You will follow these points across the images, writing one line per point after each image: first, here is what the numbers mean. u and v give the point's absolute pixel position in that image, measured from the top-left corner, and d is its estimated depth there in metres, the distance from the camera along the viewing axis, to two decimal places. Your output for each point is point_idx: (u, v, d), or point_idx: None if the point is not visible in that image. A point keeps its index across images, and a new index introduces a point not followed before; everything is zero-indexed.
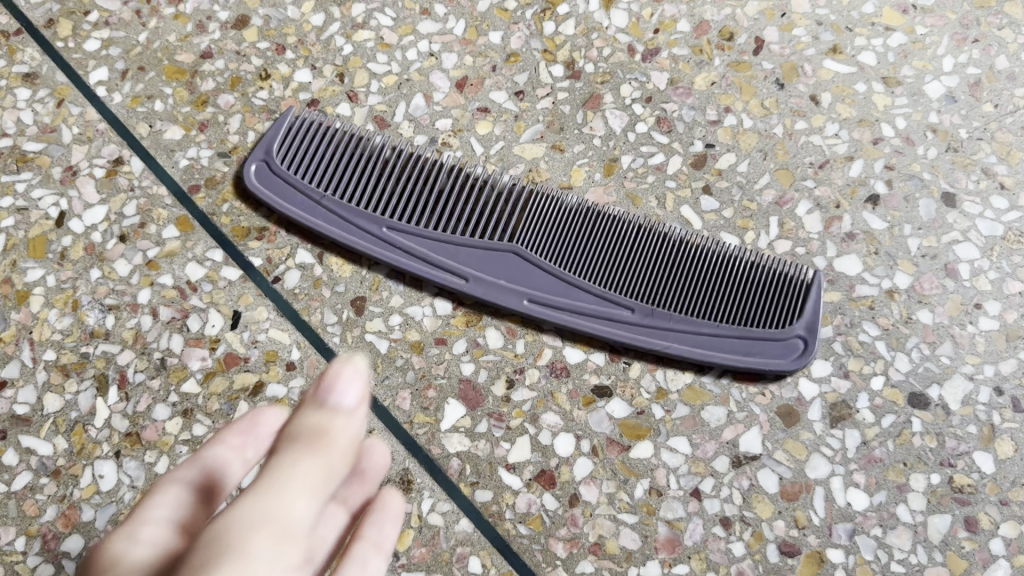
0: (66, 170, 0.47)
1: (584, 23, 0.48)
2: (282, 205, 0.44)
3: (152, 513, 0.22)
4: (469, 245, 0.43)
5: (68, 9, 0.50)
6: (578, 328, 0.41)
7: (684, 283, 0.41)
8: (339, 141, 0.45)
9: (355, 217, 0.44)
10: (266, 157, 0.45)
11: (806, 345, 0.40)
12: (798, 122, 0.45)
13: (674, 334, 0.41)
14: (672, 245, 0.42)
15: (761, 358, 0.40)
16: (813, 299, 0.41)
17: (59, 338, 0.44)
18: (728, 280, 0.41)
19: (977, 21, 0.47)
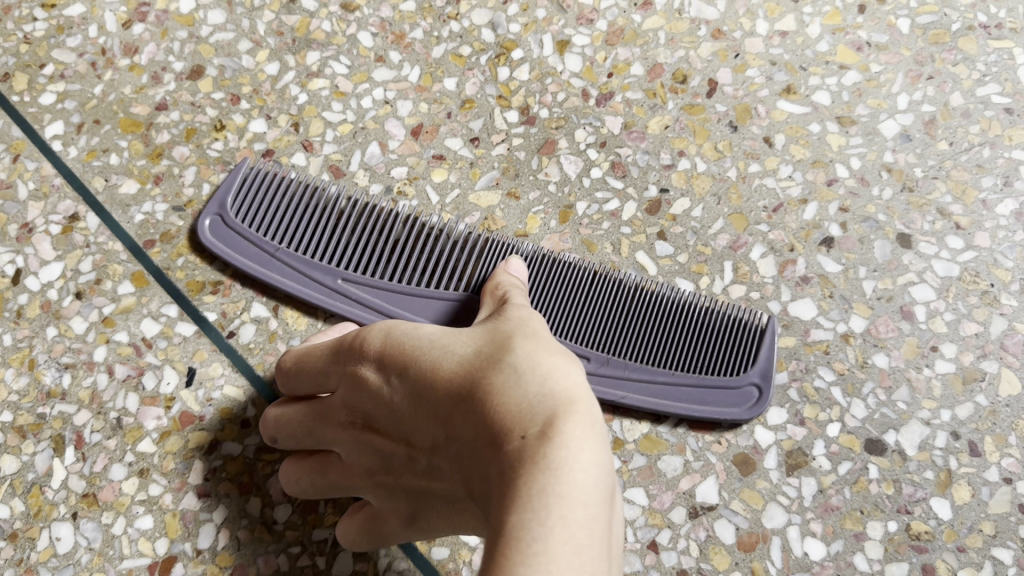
0: (22, 227, 0.46)
1: (538, 68, 0.48)
2: (238, 258, 0.44)
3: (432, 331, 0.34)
4: (420, 295, 0.42)
5: (24, 63, 0.50)
6: None
7: (642, 330, 0.41)
8: (293, 191, 0.45)
9: (309, 269, 0.43)
10: (220, 210, 0.45)
11: (761, 394, 0.40)
12: (751, 165, 0.45)
13: (631, 381, 0.40)
14: (628, 292, 0.42)
15: (715, 407, 0.40)
16: (767, 345, 0.41)
17: (16, 398, 0.43)
18: (686, 326, 0.41)
19: (931, 58, 0.47)
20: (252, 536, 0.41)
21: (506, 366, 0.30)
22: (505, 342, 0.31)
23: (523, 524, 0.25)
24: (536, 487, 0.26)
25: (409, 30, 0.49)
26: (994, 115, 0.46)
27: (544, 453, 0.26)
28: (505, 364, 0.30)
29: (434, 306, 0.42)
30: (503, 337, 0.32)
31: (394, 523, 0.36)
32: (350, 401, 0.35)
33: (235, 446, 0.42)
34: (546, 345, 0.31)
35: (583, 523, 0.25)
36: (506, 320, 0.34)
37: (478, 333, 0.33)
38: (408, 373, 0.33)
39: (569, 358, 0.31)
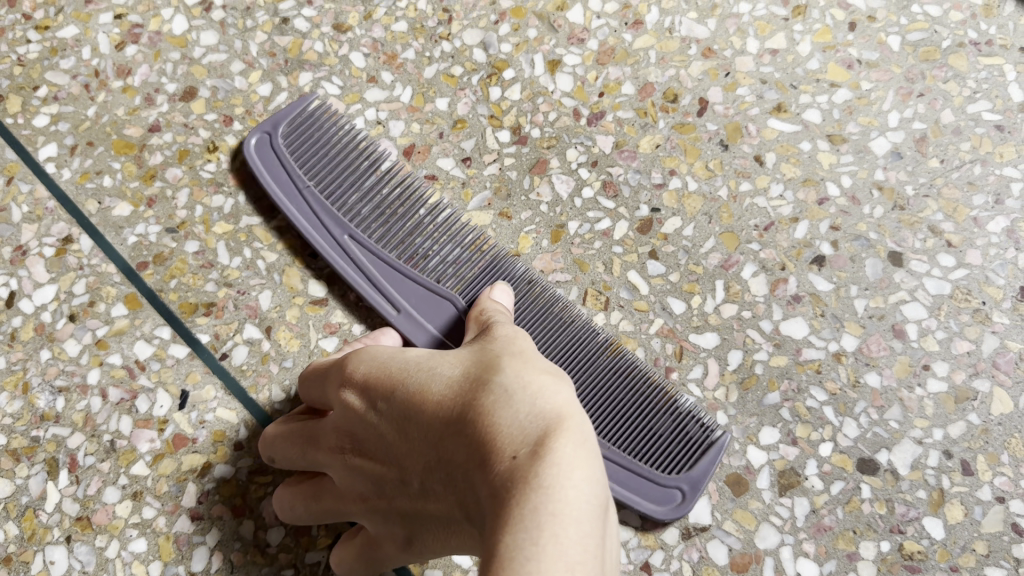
0: (16, 250, 0.47)
1: (530, 88, 0.48)
2: (268, 180, 0.43)
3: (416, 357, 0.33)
4: (416, 279, 0.41)
5: (17, 85, 0.50)
6: None
7: (599, 392, 0.39)
8: (343, 145, 0.44)
9: (325, 215, 0.42)
10: (271, 128, 0.44)
11: (684, 499, 0.38)
12: (742, 183, 0.45)
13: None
14: (587, 358, 0.40)
15: (636, 495, 0.38)
16: (708, 459, 0.39)
17: (10, 422, 0.43)
18: (644, 406, 0.39)
19: (922, 75, 0.47)
20: (245, 559, 0.41)
21: (495, 388, 0.29)
22: (493, 364, 0.30)
23: (516, 544, 0.24)
24: (528, 506, 0.24)
25: (401, 51, 0.49)
26: (985, 132, 0.46)
27: (534, 471, 0.25)
28: (491, 383, 0.29)
29: (422, 297, 0.41)
30: (490, 360, 0.31)
31: (392, 547, 0.36)
32: (341, 425, 0.35)
33: (228, 469, 0.43)
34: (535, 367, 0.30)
35: (577, 540, 0.24)
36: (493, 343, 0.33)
37: (463, 356, 0.32)
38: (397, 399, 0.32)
39: (559, 377, 0.30)
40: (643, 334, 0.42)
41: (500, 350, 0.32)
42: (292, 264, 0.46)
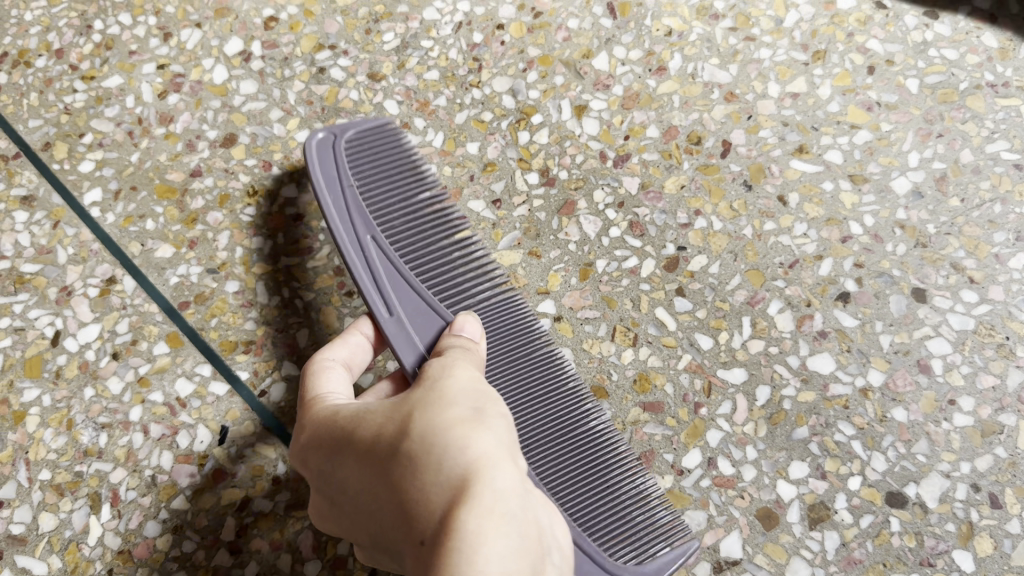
0: (61, 290, 0.48)
1: (557, 132, 0.49)
2: (319, 167, 0.44)
3: (348, 415, 0.34)
4: (418, 291, 0.41)
5: (64, 133, 0.52)
6: None
7: (571, 454, 0.39)
8: (401, 173, 0.46)
9: (358, 212, 0.43)
10: (338, 131, 0.46)
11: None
12: (766, 223, 0.46)
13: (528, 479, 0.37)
14: (568, 412, 0.40)
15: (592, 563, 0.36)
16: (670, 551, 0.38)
17: (54, 457, 0.45)
18: (615, 470, 0.39)
19: (940, 116, 0.48)
20: None
21: (405, 451, 0.29)
22: (411, 418, 0.31)
23: None
24: None
25: (434, 98, 0.51)
26: (1004, 171, 0.47)
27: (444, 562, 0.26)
28: (403, 449, 0.29)
29: (419, 311, 0.40)
30: (406, 412, 0.31)
31: None
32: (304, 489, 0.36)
33: (266, 503, 0.43)
34: (454, 419, 0.30)
35: None
36: (421, 388, 0.33)
37: (385, 410, 0.32)
38: (336, 466, 0.32)
39: (473, 427, 0.30)
40: (671, 369, 0.43)
41: (420, 395, 0.32)
42: (329, 303, 0.47)
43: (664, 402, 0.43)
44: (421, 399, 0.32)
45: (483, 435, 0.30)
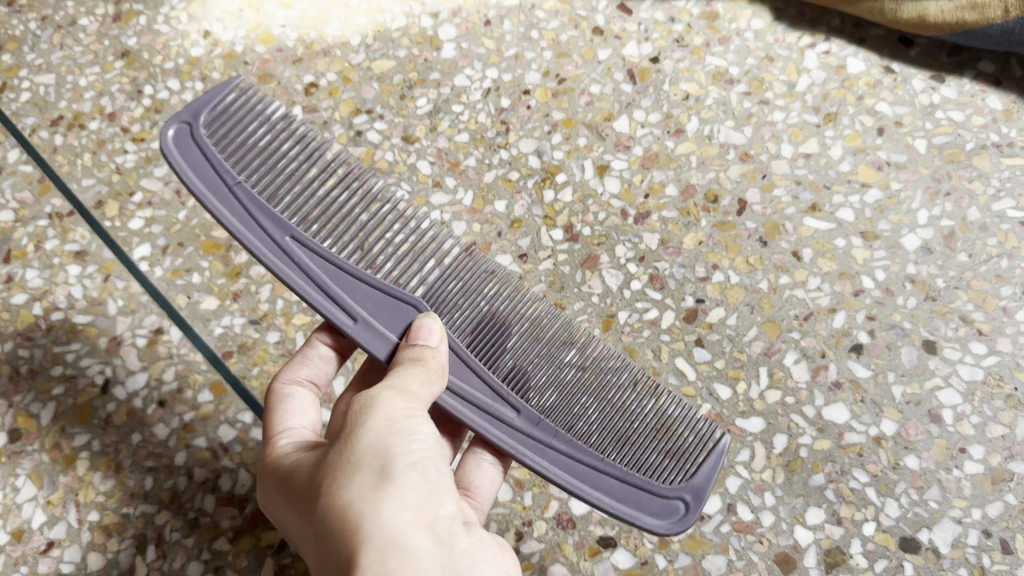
0: (111, 340, 0.51)
1: (580, 190, 0.52)
2: (189, 176, 0.45)
3: (295, 461, 0.39)
4: (367, 283, 0.44)
5: (115, 191, 0.56)
6: (460, 415, 0.42)
7: (592, 410, 0.44)
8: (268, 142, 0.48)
9: (263, 215, 0.44)
10: (192, 119, 0.46)
11: (686, 508, 0.41)
12: (782, 277, 0.48)
13: (553, 451, 0.42)
14: (577, 374, 0.45)
15: (635, 507, 0.41)
16: (708, 463, 0.42)
17: (103, 499, 0.47)
18: (631, 418, 0.44)
19: (948, 175, 0.50)
20: None
21: (321, 529, 0.36)
22: (329, 491, 0.36)
23: None
24: None
25: (464, 158, 0.54)
26: (1010, 228, 0.49)
27: None
28: (319, 524, 0.36)
29: (380, 303, 0.44)
30: (322, 478, 0.37)
31: None
32: None
33: None
34: (358, 494, 0.35)
35: None
36: (342, 441, 0.37)
37: (316, 466, 0.38)
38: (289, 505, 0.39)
39: (370, 500, 0.35)
40: None
41: (337, 455, 0.37)
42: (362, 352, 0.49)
43: None
44: (336, 467, 0.37)
45: (378, 508, 0.35)
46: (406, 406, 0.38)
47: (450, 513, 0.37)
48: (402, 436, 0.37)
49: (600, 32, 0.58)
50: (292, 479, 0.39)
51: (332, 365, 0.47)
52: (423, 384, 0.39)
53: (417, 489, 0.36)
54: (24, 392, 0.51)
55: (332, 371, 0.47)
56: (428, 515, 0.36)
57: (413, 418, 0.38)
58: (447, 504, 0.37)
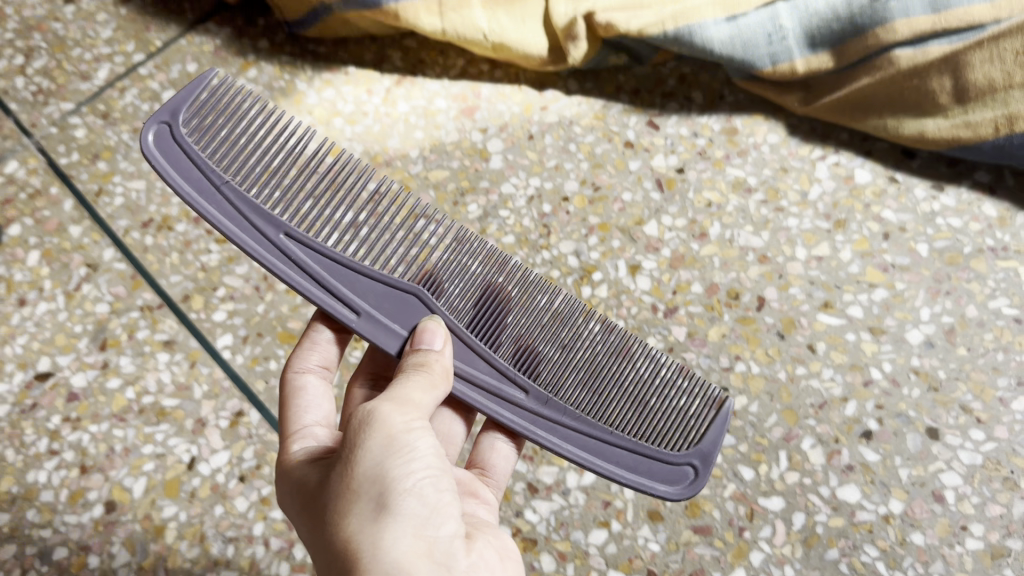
0: (197, 421, 0.58)
1: (615, 287, 0.58)
2: (179, 181, 0.47)
3: (311, 473, 0.43)
4: (364, 276, 0.47)
5: (200, 287, 0.63)
6: (467, 395, 0.47)
7: (589, 383, 0.49)
8: (246, 131, 0.50)
9: (257, 216, 0.47)
10: (170, 118, 0.48)
11: (694, 476, 0.48)
12: (798, 368, 0.54)
13: (563, 426, 0.48)
14: (569, 349, 0.50)
15: (648, 475, 0.48)
16: (711, 432, 0.49)
17: (189, 565, 0.54)
18: (623, 390, 0.50)
19: (948, 276, 0.56)
20: None
21: (331, 548, 0.40)
22: (336, 517, 0.40)
23: None
24: None
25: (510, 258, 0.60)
26: (1005, 323, 0.54)
27: None
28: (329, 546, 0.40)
29: (381, 295, 0.47)
30: (329, 499, 0.40)
31: None
32: None
33: None
34: (360, 526, 0.39)
35: None
36: (345, 460, 0.40)
37: (326, 482, 0.41)
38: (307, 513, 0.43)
39: (370, 532, 0.39)
40: (718, 496, 0.50)
41: (341, 476, 0.40)
42: None
43: (712, 525, 0.49)
44: (339, 493, 0.40)
45: (375, 538, 0.38)
46: (403, 419, 0.41)
47: (451, 532, 0.40)
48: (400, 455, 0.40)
49: (631, 146, 0.64)
50: (308, 490, 0.42)
51: (334, 350, 0.52)
52: (424, 388, 0.43)
53: (413, 516, 0.39)
54: (119, 467, 0.57)
55: (334, 356, 0.52)
56: (428, 539, 0.40)
57: (411, 431, 0.41)
58: (449, 523, 0.41)
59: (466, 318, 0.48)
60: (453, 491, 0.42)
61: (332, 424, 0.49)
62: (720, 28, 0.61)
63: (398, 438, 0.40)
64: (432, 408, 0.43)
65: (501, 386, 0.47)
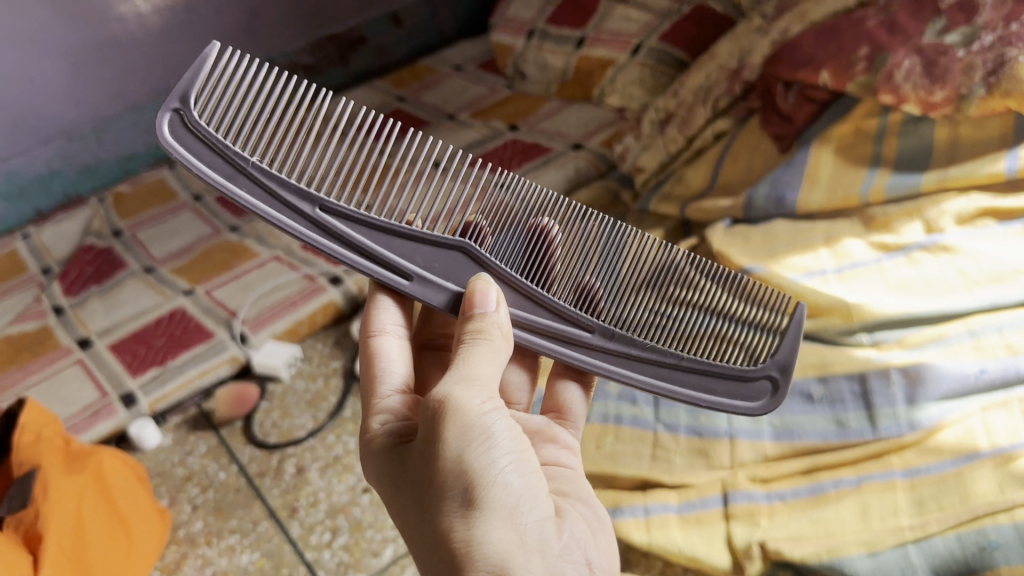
0: None
1: None
2: (208, 171, 0.70)
3: (408, 464, 0.64)
4: (406, 237, 0.73)
5: None
6: (555, 343, 0.77)
7: (642, 319, 0.80)
8: (244, 109, 0.72)
9: (285, 189, 0.71)
10: (183, 107, 0.70)
11: (767, 392, 0.81)
12: None
13: (635, 356, 0.79)
14: (615, 293, 0.80)
15: (713, 389, 0.81)
16: (776, 350, 0.82)
17: None
18: (667, 320, 0.81)
19: None
20: None
21: (434, 517, 0.61)
22: (435, 506, 0.60)
23: None
24: None
25: None
26: None
27: None
28: (432, 520, 0.61)
29: (426, 257, 0.74)
30: (428, 480, 0.61)
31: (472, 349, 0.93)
32: None
33: None
34: (456, 509, 0.59)
35: None
36: (435, 448, 0.61)
37: (421, 469, 0.62)
38: (406, 492, 0.64)
39: (464, 507, 0.59)
40: None
41: (434, 462, 0.61)
42: None
43: None
44: (438, 480, 0.60)
45: (467, 516, 0.59)
46: (472, 409, 0.62)
47: (520, 501, 0.61)
48: (473, 448, 0.61)
49: None
50: (409, 475, 0.64)
51: (395, 312, 0.79)
52: (483, 366, 0.67)
53: (491, 501, 0.60)
54: None
55: (397, 320, 0.80)
56: (508, 508, 0.60)
57: (480, 418, 0.62)
58: (523, 500, 0.62)
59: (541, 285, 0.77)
60: (516, 464, 0.63)
61: (403, 386, 0.76)
62: (864, 560, 0.79)
63: (470, 431, 0.61)
64: (489, 395, 0.65)
65: (587, 338, 0.78)
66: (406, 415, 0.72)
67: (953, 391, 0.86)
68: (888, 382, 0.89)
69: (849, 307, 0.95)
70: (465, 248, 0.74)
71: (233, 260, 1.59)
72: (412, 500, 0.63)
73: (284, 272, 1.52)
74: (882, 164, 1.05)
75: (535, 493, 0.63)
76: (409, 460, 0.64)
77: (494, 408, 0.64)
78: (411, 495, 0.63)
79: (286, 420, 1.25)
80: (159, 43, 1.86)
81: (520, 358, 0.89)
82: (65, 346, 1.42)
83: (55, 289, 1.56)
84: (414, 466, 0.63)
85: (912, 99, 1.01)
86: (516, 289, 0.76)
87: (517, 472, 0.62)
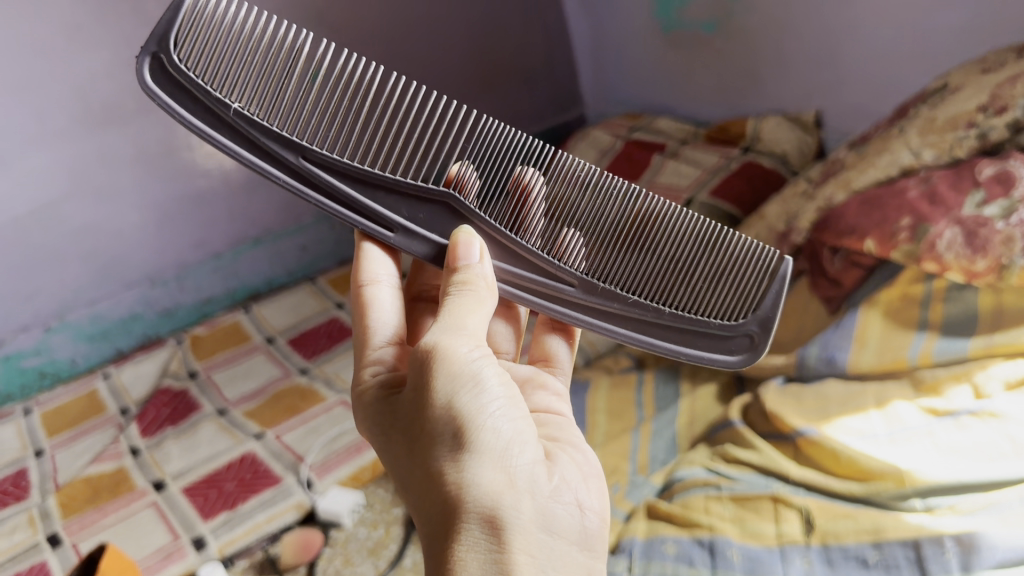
0: None
1: None
2: (191, 117, 0.79)
3: (404, 412, 0.73)
4: (384, 186, 0.83)
5: None
6: (535, 298, 0.87)
7: (627, 275, 0.89)
8: (225, 56, 0.81)
9: (266, 138, 0.81)
10: (165, 55, 0.78)
11: (746, 346, 0.90)
12: None
13: (615, 309, 0.89)
14: (599, 250, 0.89)
15: (692, 343, 0.90)
16: (752, 310, 0.90)
17: None
18: (653, 275, 0.90)
19: None
20: None
21: (427, 458, 0.69)
22: (429, 448, 0.69)
23: None
24: None
25: None
26: None
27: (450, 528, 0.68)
28: (426, 461, 0.69)
29: (408, 207, 0.85)
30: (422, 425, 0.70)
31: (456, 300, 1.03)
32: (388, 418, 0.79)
33: None
34: (447, 450, 0.68)
35: None
36: (428, 392, 0.70)
37: (416, 417, 0.71)
38: (402, 437, 0.73)
39: (454, 449, 0.68)
40: None
41: (428, 408, 0.70)
42: None
43: None
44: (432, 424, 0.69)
45: (454, 458, 0.68)
46: (462, 359, 0.71)
47: (506, 443, 0.70)
48: (461, 396, 0.69)
49: None
50: (405, 421, 0.73)
51: (387, 262, 0.88)
52: (470, 316, 0.76)
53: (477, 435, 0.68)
54: None
55: (388, 269, 0.89)
56: (496, 449, 0.69)
57: (471, 367, 0.71)
58: (510, 441, 0.70)
59: (527, 241, 0.86)
60: (503, 408, 0.71)
61: (396, 337, 0.87)
62: None
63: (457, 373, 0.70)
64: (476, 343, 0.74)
65: (569, 292, 0.87)
66: (396, 366, 0.83)
67: (1010, 560, 0.85)
68: (943, 549, 0.89)
69: (901, 473, 0.97)
70: (450, 200, 0.84)
71: (301, 404, 1.66)
72: (407, 442, 0.72)
73: (351, 417, 1.58)
74: (929, 328, 1.09)
75: (523, 438, 0.72)
76: (405, 408, 0.73)
77: (483, 357, 0.73)
78: (407, 438, 0.72)
79: (348, 568, 1.31)
80: (241, 195, 1.99)
81: (508, 315, 1.01)
82: (140, 488, 1.48)
83: (133, 430, 1.63)
84: (410, 413, 0.72)
85: (955, 267, 1.05)
86: (499, 242, 0.86)
87: (503, 415, 0.71)
